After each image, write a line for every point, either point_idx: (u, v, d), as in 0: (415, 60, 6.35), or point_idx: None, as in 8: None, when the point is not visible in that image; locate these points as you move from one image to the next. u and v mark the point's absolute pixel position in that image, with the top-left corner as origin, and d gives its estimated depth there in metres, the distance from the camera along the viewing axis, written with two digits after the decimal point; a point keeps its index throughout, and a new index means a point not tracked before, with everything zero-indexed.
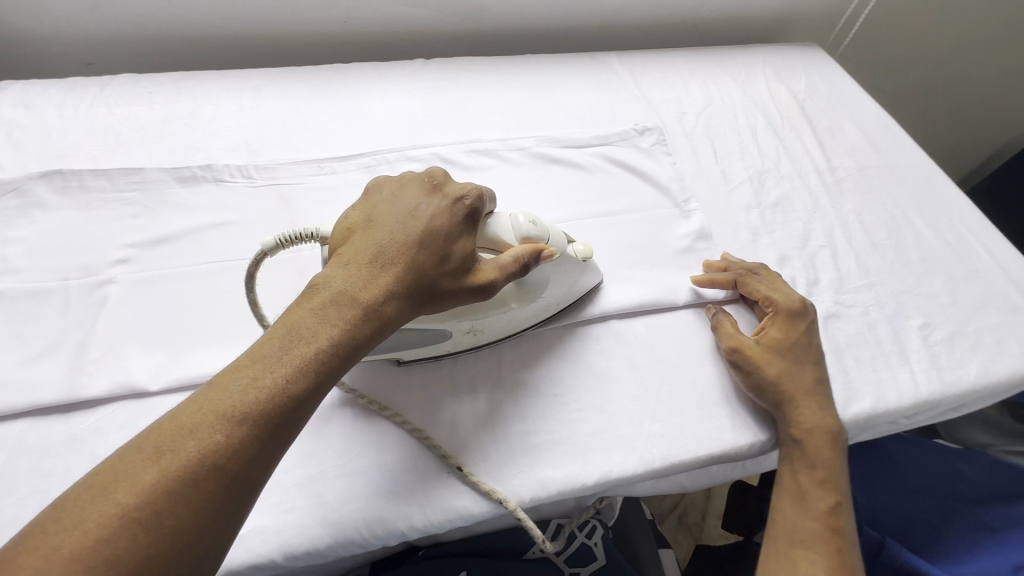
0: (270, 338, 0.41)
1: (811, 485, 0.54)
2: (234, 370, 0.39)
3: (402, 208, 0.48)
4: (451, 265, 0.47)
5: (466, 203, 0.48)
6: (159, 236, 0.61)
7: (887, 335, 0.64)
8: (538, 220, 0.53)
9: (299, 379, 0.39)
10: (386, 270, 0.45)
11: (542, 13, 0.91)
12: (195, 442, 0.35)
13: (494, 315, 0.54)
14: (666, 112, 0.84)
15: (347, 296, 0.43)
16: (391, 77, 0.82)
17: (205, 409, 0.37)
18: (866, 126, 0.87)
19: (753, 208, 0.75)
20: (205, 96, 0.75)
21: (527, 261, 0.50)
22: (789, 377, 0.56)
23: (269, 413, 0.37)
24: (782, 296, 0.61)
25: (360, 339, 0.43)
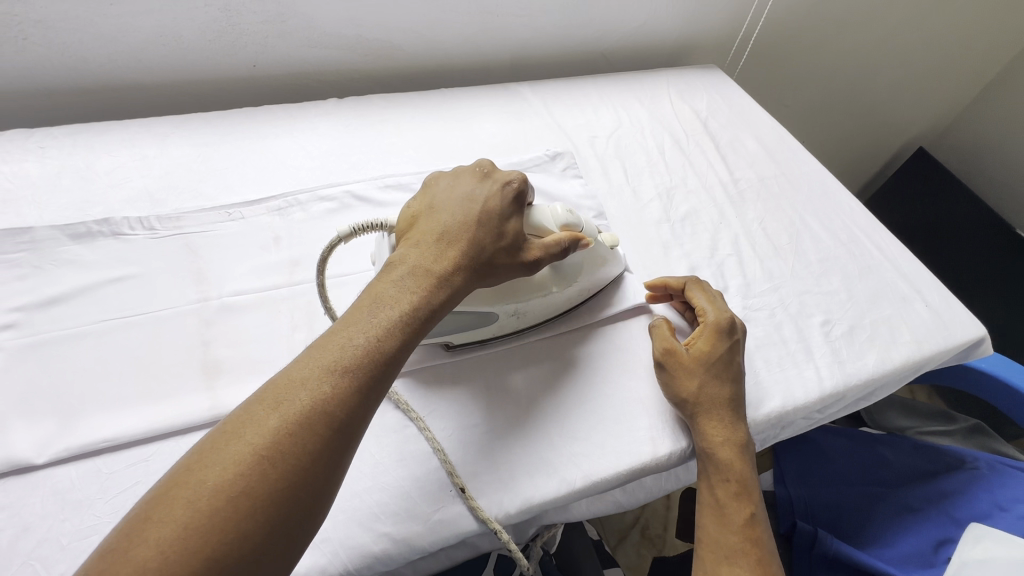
0: (359, 306, 0.46)
1: (728, 498, 0.56)
2: (330, 334, 0.44)
3: (460, 195, 0.55)
4: (504, 243, 0.53)
5: (514, 186, 0.55)
6: (49, 297, 0.58)
7: (792, 335, 0.68)
8: (574, 211, 0.60)
9: (388, 338, 0.44)
10: (451, 246, 0.51)
11: (453, 49, 0.94)
12: (307, 393, 0.40)
13: (535, 299, 0.59)
14: (577, 137, 0.88)
15: (420, 267, 0.49)
16: (303, 117, 0.83)
17: (312, 367, 0.41)
18: (763, 139, 0.93)
19: (663, 222, 0.78)
20: (104, 148, 0.73)
21: (567, 246, 0.56)
22: (705, 392, 0.57)
23: (364, 368, 0.42)
24: (713, 310, 0.62)
25: (435, 306, 0.48)
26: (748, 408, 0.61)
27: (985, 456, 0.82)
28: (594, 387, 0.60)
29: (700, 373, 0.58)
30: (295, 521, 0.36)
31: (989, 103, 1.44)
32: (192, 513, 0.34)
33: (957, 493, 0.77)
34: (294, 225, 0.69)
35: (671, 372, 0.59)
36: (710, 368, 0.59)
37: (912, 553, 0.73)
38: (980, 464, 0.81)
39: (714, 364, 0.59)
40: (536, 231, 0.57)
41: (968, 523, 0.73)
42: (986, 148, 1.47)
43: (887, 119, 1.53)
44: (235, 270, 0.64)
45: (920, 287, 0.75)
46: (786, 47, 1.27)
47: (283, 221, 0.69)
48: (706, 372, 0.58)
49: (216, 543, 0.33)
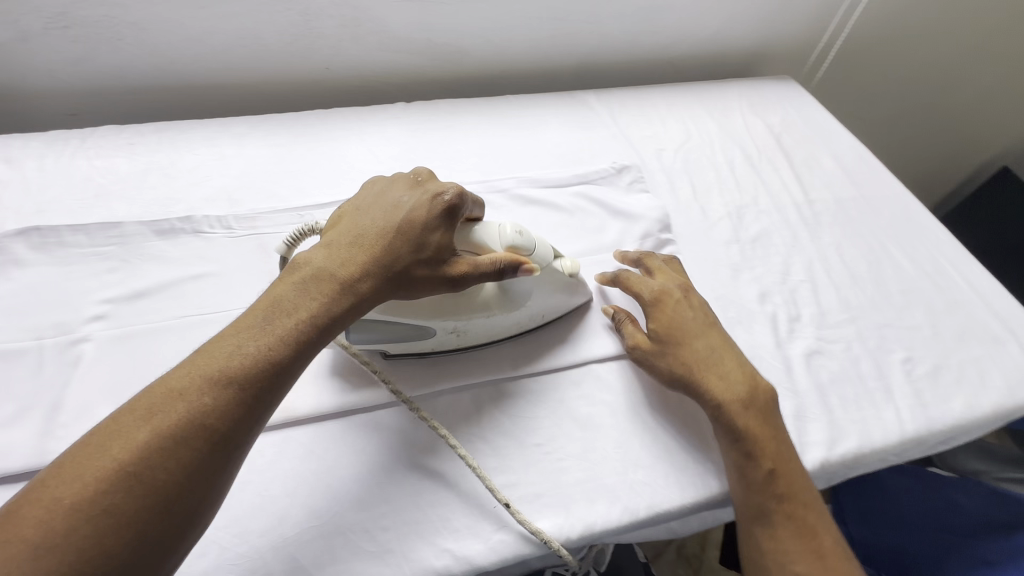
0: (256, 310, 0.45)
1: (759, 476, 0.53)
2: (221, 339, 0.42)
3: (387, 202, 0.54)
4: (428, 252, 0.51)
5: (444, 198, 0.53)
6: (135, 291, 0.61)
7: (870, 372, 0.64)
8: (526, 232, 0.57)
9: (282, 347, 0.43)
10: (362, 254, 0.50)
11: (521, 54, 0.94)
12: (185, 403, 0.38)
13: (478, 317, 0.57)
14: (644, 149, 0.85)
15: (325, 273, 0.48)
16: (372, 120, 0.84)
17: (195, 374, 0.40)
18: (841, 157, 0.89)
19: (732, 243, 0.75)
20: (187, 146, 0.76)
21: (504, 268, 0.52)
22: (701, 386, 0.56)
23: (250, 379, 0.41)
24: (645, 289, 0.62)
25: (338, 313, 0.47)
26: (822, 447, 0.58)
27: None
28: (665, 411, 0.59)
29: (659, 356, 0.59)
30: (163, 541, 0.35)
31: None
32: (43, 530, 0.32)
33: None
34: None
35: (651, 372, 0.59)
36: (674, 352, 0.58)
37: None
38: None
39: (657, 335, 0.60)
40: (473, 249, 0.55)
41: None
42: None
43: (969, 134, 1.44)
44: None
45: (1014, 326, 0.70)
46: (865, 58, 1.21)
47: None
48: (669, 356, 0.58)
49: (70, 560, 0.32)
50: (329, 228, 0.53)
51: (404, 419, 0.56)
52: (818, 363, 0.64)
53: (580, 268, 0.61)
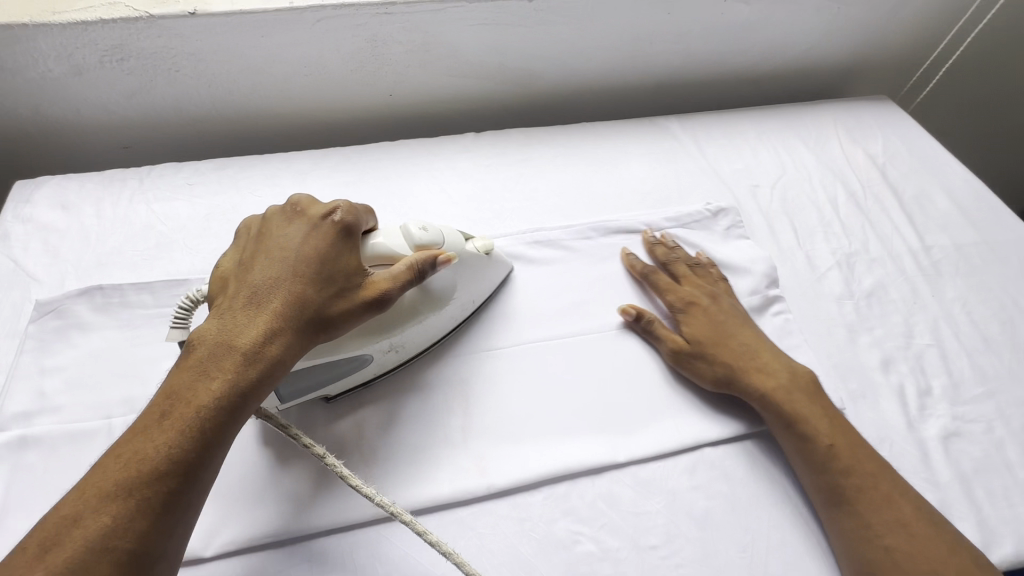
0: (154, 402, 0.40)
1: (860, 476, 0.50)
2: (120, 446, 0.38)
3: (270, 246, 0.48)
4: (331, 290, 0.47)
5: (334, 220, 0.49)
6: None
7: (1018, 459, 0.57)
8: (430, 225, 0.54)
9: (186, 434, 0.39)
10: (261, 310, 0.44)
11: (597, 76, 0.86)
12: (77, 531, 0.34)
13: (409, 327, 0.54)
14: (737, 186, 0.78)
15: (228, 343, 0.43)
16: (441, 153, 0.78)
17: (88, 495, 0.36)
18: (956, 194, 0.80)
19: (845, 299, 0.67)
20: (248, 186, 0.71)
21: (422, 267, 0.50)
22: (840, 437, 0.52)
23: (156, 482, 0.37)
24: (672, 292, 0.63)
25: (253, 380, 0.42)
26: None
27: None
28: (795, 506, 0.53)
29: (777, 387, 0.55)
30: None
31: None
32: None
33: None
34: None
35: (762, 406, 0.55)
36: (800, 390, 0.55)
37: None
38: None
39: (746, 352, 0.58)
40: (381, 258, 0.51)
41: None
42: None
43: None
44: None
45: None
46: None
47: None
48: (797, 392, 0.55)
49: None
50: (218, 287, 0.48)
51: (505, 516, 0.50)
52: (958, 448, 0.57)
53: (491, 244, 0.60)
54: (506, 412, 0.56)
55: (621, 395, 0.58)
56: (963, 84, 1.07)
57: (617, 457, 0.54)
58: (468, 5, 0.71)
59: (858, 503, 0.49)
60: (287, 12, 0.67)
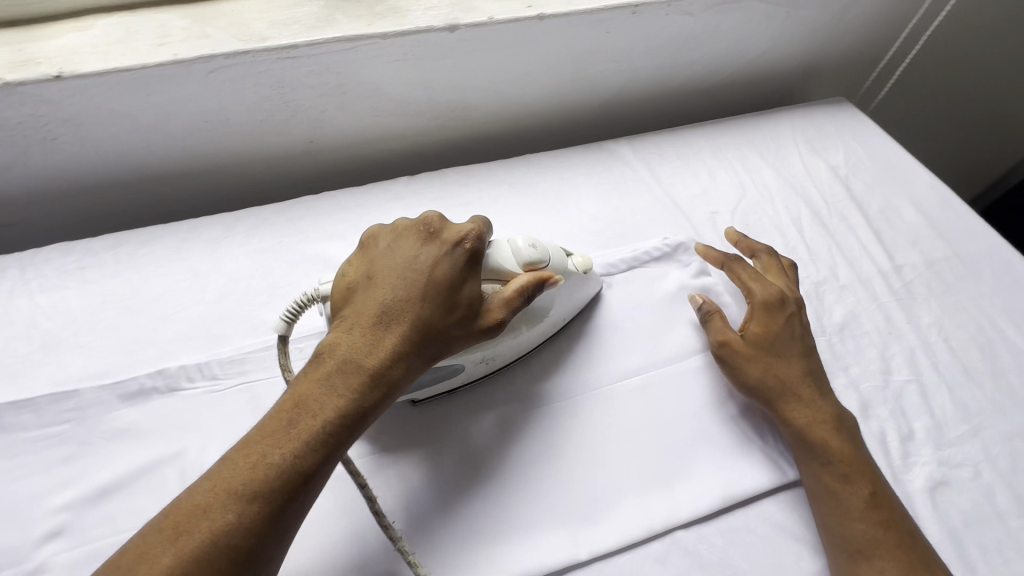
0: (282, 405, 0.41)
1: (878, 527, 0.48)
2: (249, 444, 0.39)
3: (400, 257, 0.48)
4: (456, 313, 0.46)
5: (467, 247, 0.48)
6: (101, 487, 0.48)
7: (1009, 506, 0.53)
8: (539, 243, 0.52)
9: (309, 450, 0.39)
10: (389, 328, 0.44)
11: (538, 101, 0.79)
12: (206, 524, 0.36)
13: (503, 342, 0.53)
14: (695, 214, 0.72)
15: (352, 358, 0.43)
16: (371, 204, 0.70)
17: (217, 489, 0.37)
18: (923, 204, 0.76)
19: (817, 336, 0.63)
20: (151, 264, 0.63)
21: (531, 292, 0.49)
22: (881, 487, 0.50)
23: (275, 491, 0.38)
24: (760, 286, 0.60)
25: (371, 402, 0.42)
26: None
27: None
28: None
29: (824, 421, 0.53)
30: None
31: None
32: None
33: None
34: None
35: (798, 438, 0.53)
36: (845, 432, 0.53)
37: None
38: None
39: (807, 375, 0.56)
40: (496, 274, 0.50)
41: None
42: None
43: None
44: None
45: None
46: None
47: None
48: (843, 431, 0.53)
49: None
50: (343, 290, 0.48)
51: None
52: (946, 499, 0.53)
53: (592, 263, 0.58)
54: (451, 513, 0.49)
55: (586, 474, 0.52)
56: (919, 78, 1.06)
57: (581, 552, 0.48)
58: (382, 41, 0.63)
59: (889, 560, 0.46)
60: (171, 66, 0.59)
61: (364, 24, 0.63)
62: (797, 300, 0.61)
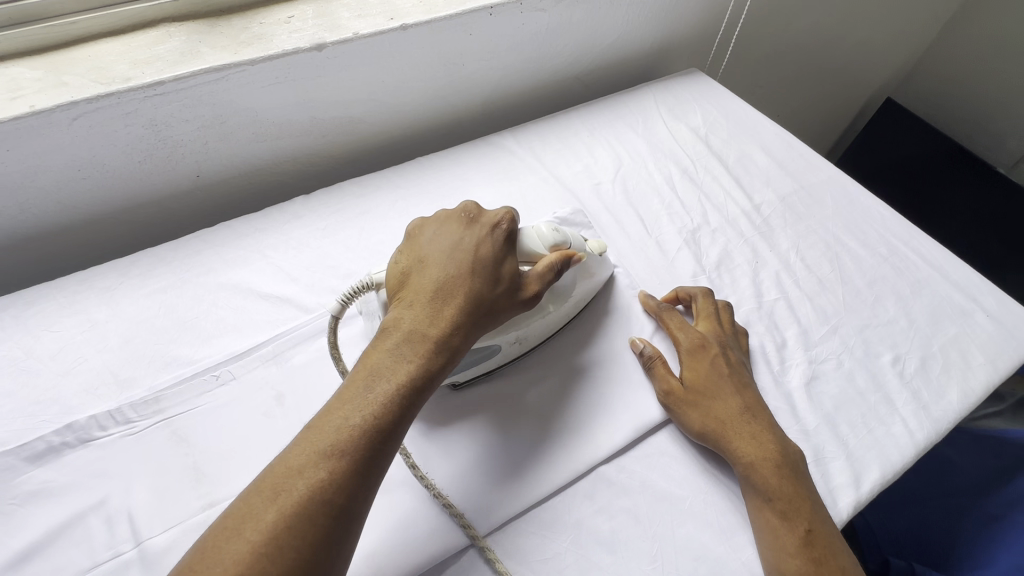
0: (357, 377, 0.46)
1: (796, 539, 0.49)
2: (332, 411, 0.44)
3: (451, 241, 0.55)
4: (502, 291, 0.53)
5: (503, 228, 0.55)
6: (19, 552, 0.47)
7: (867, 385, 0.62)
8: (559, 228, 0.60)
9: (385, 413, 0.44)
10: (447, 305, 0.50)
11: (421, 107, 0.83)
12: (304, 482, 0.40)
13: (535, 321, 0.59)
14: (580, 189, 0.79)
15: (415, 331, 0.49)
16: (271, 227, 0.71)
17: (310, 450, 0.41)
18: (771, 149, 0.87)
19: (699, 276, 0.71)
20: (40, 322, 0.60)
21: (558, 266, 0.57)
22: (819, 525, 0.50)
23: (362, 449, 0.42)
24: (686, 335, 0.62)
25: (433, 370, 0.48)
26: (850, 489, 0.55)
27: None
28: (692, 497, 0.54)
29: (768, 459, 0.53)
30: None
31: (963, 27, 1.50)
32: None
33: None
34: (295, 373, 0.59)
35: (745, 475, 0.52)
36: (786, 466, 0.53)
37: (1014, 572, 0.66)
38: None
39: (747, 413, 0.56)
40: (527, 258, 0.57)
41: None
42: (956, 77, 1.57)
43: (846, 69, 1.53)
44: (242, 451, 0.54)
45: (975, 292, 0.71)
46: (758, 30, 1.20)
47: (281, 371, 0.59)
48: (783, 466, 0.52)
49: None
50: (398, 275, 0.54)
51: None
52: (819, 390, 0.62)
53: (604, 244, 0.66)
54: (393, 495, 0.52)
55: (518, 434, 0.57)
56: (754, 43, 1.24)
57: (522, 503, 0.52)
58: (252, 68, 0.65)
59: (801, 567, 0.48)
60: (29, 118, 0.57)
61: (230, 54, 0.64)
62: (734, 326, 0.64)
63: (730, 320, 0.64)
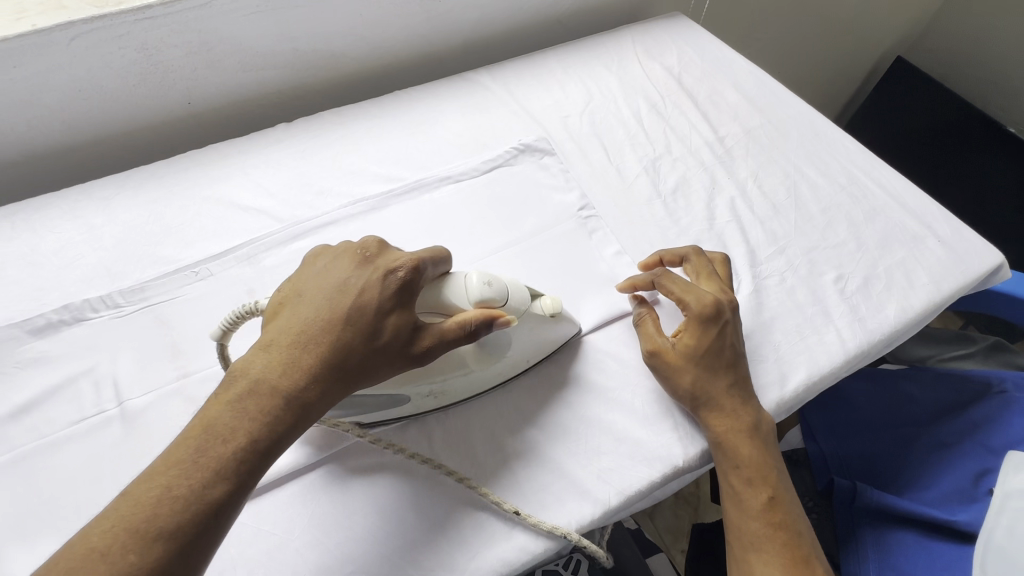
0: (187, 433, 0.38)
1: (754, 500, 0.53)
2: (148, 477, 0.36)
3: (329, 278, 0.46)
4: (384, 340, 0.44)
5: (399, 274, 0.45)
6: (20, 406, 0.54)
7: (807, 298, 0.65)
8: (494, 280, 0.50)
9: (217, 483, 0.37)
10: (308, 355, 0.42)
11: (399, 43, 0.87)
12: (102, 569, 0.33)
13: (453, 377, 0.52)
14: (548, 120, 0.82)
15: (266, 384, 0.41)
16: (254, 148, 0.77)
17: (113, 529, 0.34)
18: (743, 86, 0.88)
19: (654, 199, 0.74)
20: (45, 223, 0.67)
21: (475, 328, 0.47)
22: (781, 490, 0.54)
23: (177, 530, 0.35)
24: (687, 334, 0.57)
25: (280, 433, 0.40)
26: (774, 388, 0.58)
27: (1010, 375, 0.81)
28: (624, 392, 0.58)
29: (741, 430, 0.54)
30: None
31: None
32: None
33: (990, 421, 0.77)
34: (266, 272, 0.65)
35: (715, 443, 0.54)
36: (758, 438, 0.55)
37: (952, 492, 0.72)
38: (1008, 386, 0.80)
39: (734, 389, 0.55)
40: (440, 308, 0.48)
41: (1005, 452, 0.73)
42: (971, 33, 1.52)
43: (852, 24, 1.50)
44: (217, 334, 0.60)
45: (930, 220, 0.72)
46: None
47: (254, 270, 0.65)
48: (755, 439, 0.54)
49: None
50: (269, 313, 0.46)
51: (354, 464, 0.52)
52: (759, 301, 0.64)
53: (561, 304, 0.55)
54: None
55: None
56: None
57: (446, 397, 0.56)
58: None
59: (766, 528, 0.52)
60: (31, 36, 0.62)
61: None
62: (730, 309, 0.58)
63: (724, 275, 0.63)
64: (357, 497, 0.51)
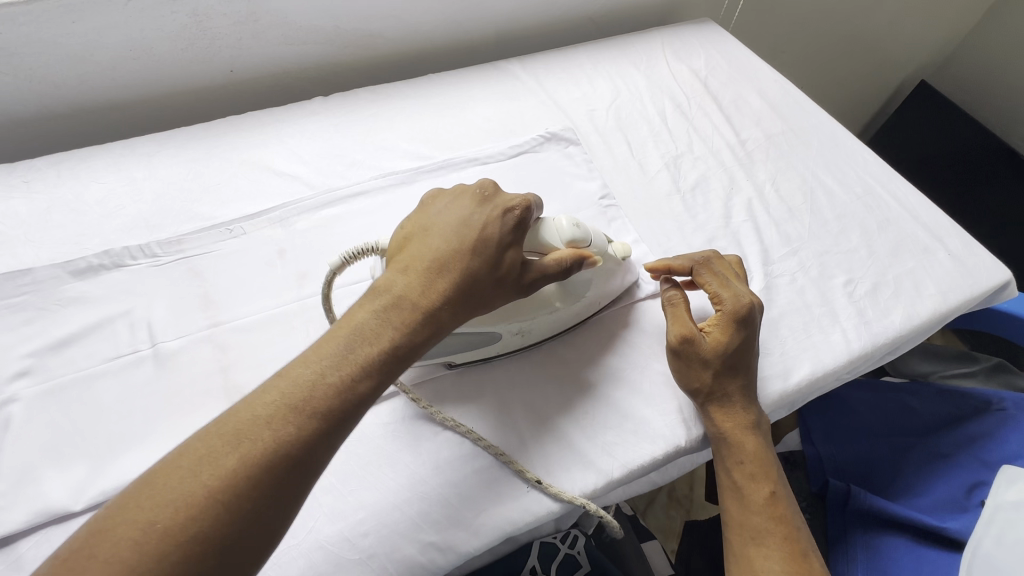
0: (338, 332, 0.44)
1: (755, 495, 0.55)
2: (305, 361, 0.41)
3: (455, 216, 0.51)
4: (501, 272, 0.50)
5: (516, 214, 0.51)
6: (59, 340, 0.57)
7: (816, 299, 0.66)
8: (582, 224, 0.56)
9: (362, 376, 0.42)
10: (441, 277, 0.47)
11: (436, 28, 0.90)
12: (271, 432, 0.37)
13: (541, 315, 0.57)
14: (575, 112, 0.84)
15: (408, 298, 0.46)
16: (291, 118, 0.80)
17: (278, 401, 0.39)
18: (767, 94, 0.90)
19: (673, 195, 0.76)
20: (89, 173, 0.70)
21: (569, 266, 0.53)
22: (780, 486, 0.56)
23: (332, 408, 0.40)
24: (717, 329, 0.57)
25: (416, 341, 0.45)
26: (778, 380, 0.60)
27: (1010, 394, 0.83)
28: (633, 372, 0.60)
29: (744, 426, 0.56)
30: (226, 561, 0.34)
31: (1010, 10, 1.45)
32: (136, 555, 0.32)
33: (987, 436, 0.78)
34: (297, 235, 0.67)
35: (717, 437, 0.56)
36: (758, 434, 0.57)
37: (943, 500, 0.74)
38: (1007, 404, 0.81)
39: (744, 388, 0.57)
40: (537, 248, 0.54)
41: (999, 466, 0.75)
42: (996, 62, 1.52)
43: (878, 44, 1.51)
44: (246, 290, 0.63)
45: (941, 234, 0.73)
46: None
47: (285, 232, 0.67)
48: (755, 435, 0.57)
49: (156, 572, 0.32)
50: (398, 244, 0.51)
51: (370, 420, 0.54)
52: (768, 298, 0.66)
53: (629, 248, 0.63)
54: None
55: None
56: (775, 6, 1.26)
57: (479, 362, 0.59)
58: None
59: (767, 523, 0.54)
60: None
61: None
62: (761, 313, 0.60)
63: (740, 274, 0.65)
64: (371, 451, 0.53)
